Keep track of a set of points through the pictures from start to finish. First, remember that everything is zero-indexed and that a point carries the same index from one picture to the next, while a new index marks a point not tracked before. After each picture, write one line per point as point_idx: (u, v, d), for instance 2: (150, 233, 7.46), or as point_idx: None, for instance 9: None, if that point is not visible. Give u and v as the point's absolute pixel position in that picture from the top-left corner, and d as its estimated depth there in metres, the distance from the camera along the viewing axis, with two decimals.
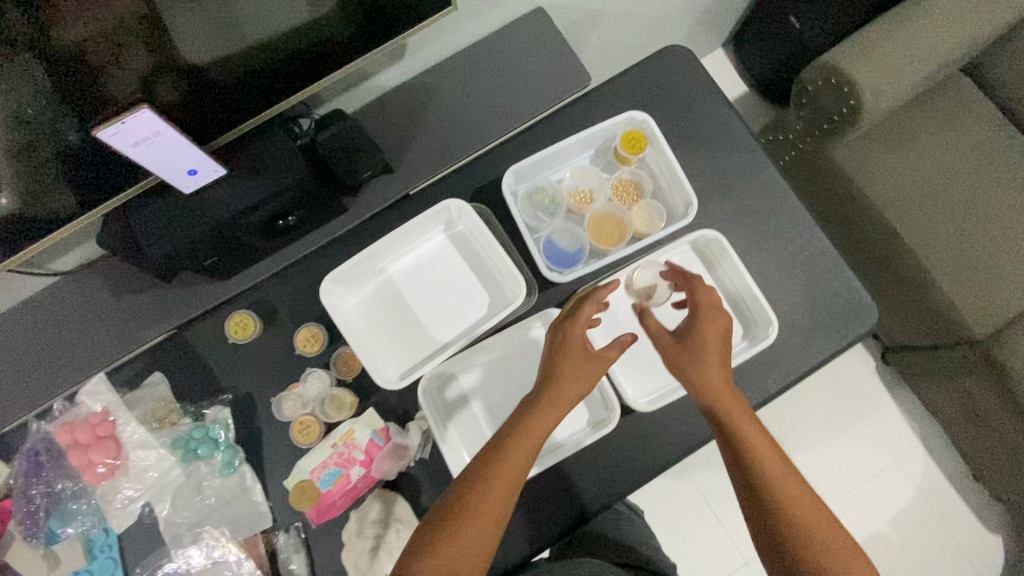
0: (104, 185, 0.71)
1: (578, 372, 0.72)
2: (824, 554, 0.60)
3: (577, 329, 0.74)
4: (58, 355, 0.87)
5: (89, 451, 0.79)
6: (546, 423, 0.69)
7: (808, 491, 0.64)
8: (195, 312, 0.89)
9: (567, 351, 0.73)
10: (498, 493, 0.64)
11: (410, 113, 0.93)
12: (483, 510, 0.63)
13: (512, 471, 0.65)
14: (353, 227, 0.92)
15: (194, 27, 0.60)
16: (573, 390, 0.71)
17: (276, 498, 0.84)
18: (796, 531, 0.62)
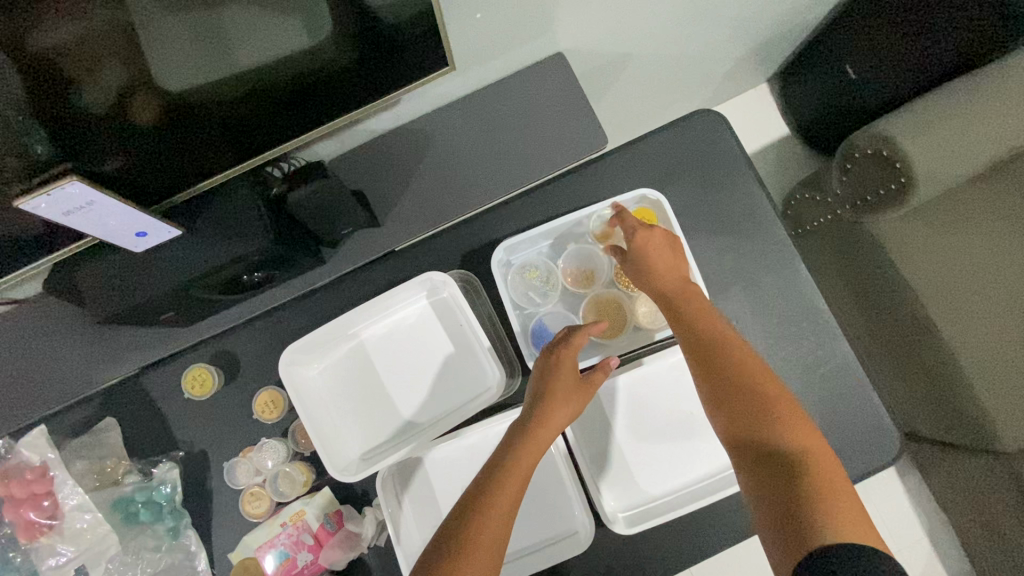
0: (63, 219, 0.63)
1: (573, 393, 0.68)
2: (790, 431, 0.58)
3: (568, 353, 0.71)
4: (6, 390, 0.81)
5: (22, 505, 0.73)
6: (554, 428, 0.65)
7: (752, 361, 0.64)
8: (150, 357, 0.82)
9: (558, 369, 0.69)
10: (517, 484, 0.60)
11: (405, 161, 0.84)
12: (501, 503, 0.58)
13: (528, 462, 0.61)
14: (329, 281, 0.84)
15: (173, 44, 0.52)
16: (569, 407, 0.67)
17: (221, 567, 0.79)
18: (754, 406, 0.60)
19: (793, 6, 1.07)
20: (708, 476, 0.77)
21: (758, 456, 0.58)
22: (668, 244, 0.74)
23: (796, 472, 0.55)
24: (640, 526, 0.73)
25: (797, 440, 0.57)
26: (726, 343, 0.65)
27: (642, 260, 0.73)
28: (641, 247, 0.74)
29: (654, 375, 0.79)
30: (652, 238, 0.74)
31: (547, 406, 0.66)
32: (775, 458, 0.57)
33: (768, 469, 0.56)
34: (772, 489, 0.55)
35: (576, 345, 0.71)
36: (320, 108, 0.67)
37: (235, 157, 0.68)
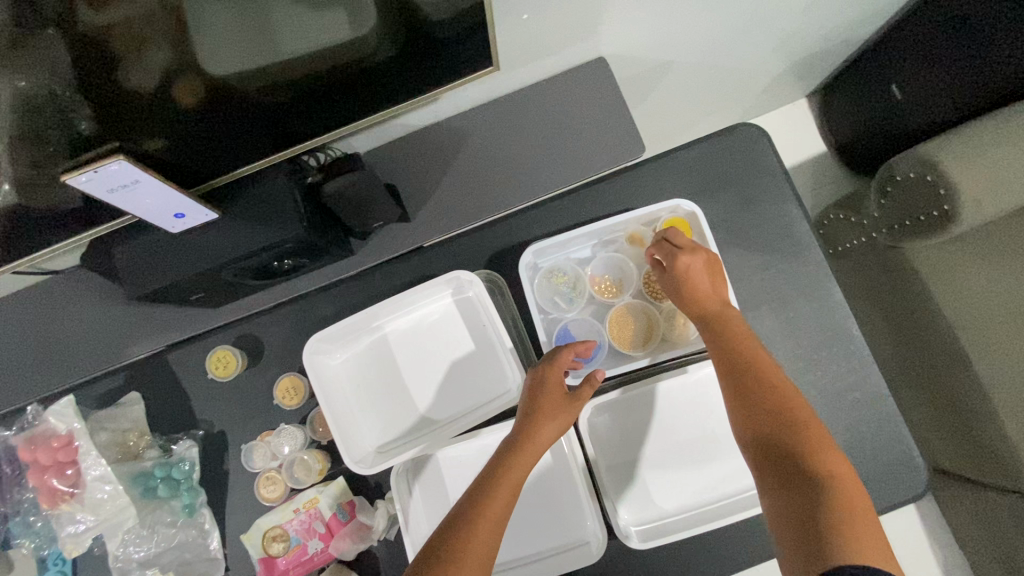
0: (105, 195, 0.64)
1: (559, 410, 0.67)
2: (814, 454, 0.56)
3: (553, 372, 0.69)
4: (40, 358, 0.84)
5: (47, 471, 0.75)
6: (539, 446, 0.64)
7: (784, 381, 0.62)
8: (180, 334, 0.84)
9: (545, 386, 0.68)
10: (505, 499, 0.59)
11: (439, 157, 0.84)
12: (492, 516, 0.57)
13: (514, 478, 0.60)
14: (358, 272, 0.85)
15: (220, 33, 0.53)
16: (554, 424, 0.66)
17: (232, 546, 0.80)
18: (778, 427, 0.59)
19: (841, 22, 1.05)
20: (727, 496, 0.76)
21: (778, 471, 0.57)
22: (710, 269, 0.71)
23: (818, 495, 0.53)
24: (653, 542, 0.72)
25: (819, 458, 0.56)
26: (756, 359, 0.64)
27: (682, 271, 0.70)
28: (684, 267, 0.70)
29: (677, 388, 0.78)
30: (698, 259, 0.70)
31: (532, 423, 0.65)
32: (799, 478, 0.55)
33: (786, 487, 0.55)
34: (793, 510, 0.54)
35: (561, 362, 0.70)
36: (357, 98, 0.67)
37: (272, 144, 0.68)
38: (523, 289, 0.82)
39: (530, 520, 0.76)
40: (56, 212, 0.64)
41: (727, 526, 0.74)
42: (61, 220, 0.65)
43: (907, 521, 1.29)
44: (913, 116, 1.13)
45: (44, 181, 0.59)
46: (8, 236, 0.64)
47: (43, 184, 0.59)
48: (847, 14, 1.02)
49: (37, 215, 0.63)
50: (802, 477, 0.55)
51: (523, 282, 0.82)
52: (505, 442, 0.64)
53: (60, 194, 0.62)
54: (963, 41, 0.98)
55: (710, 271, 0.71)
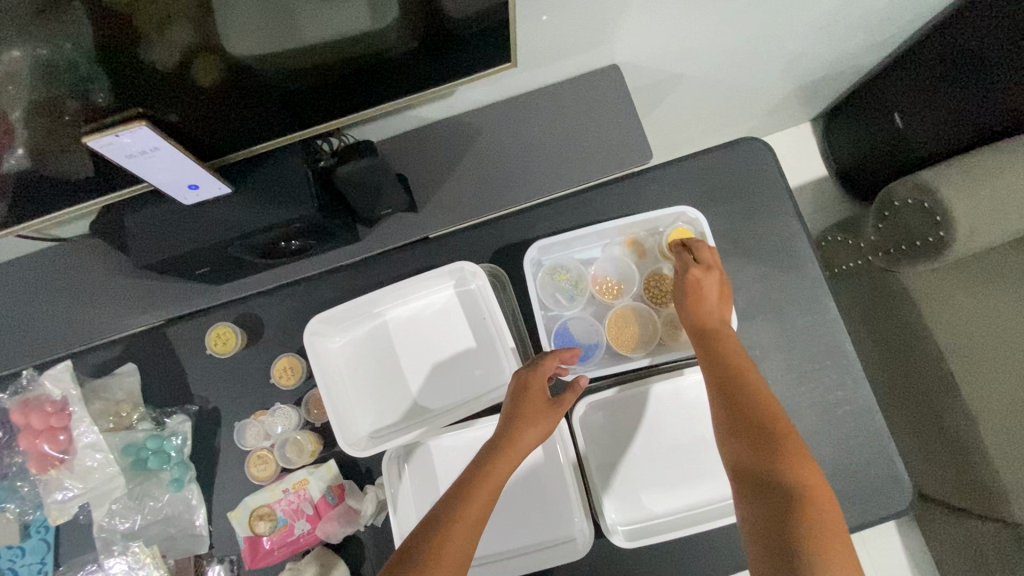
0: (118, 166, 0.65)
1: (541, 415, 0.66)
2: (793, 465, 0.56)
3: (537, 375, 0.69)
4: (38, 324, 0.85)
5: (39, 436, 0.75)
6: (520, 449, 0.63)
7: (771, 395, 0.62)
8: (183, 309, 0.85)
9: (529, 389, 0.68)
10: (484, 501, 0.58)
11: (450, 150, 0.86)
12: (467, 518, 0.57)
13: (495, 480, 0.59)
14: (363, 258, 0.86)
15: (248, 19, 0.54)
16: (537, 428, 0.65)
17: (219, 523, 0.80)
18: (758, 442, 0.59)
19: (849, 48, 1.08)
20: (714, 501, 0.76)
21: (756, 482, 0.57)
22: (719, 288, 0.73)
23: (792, 508, 0.54)
24: (642, 542, 0.73)
25: (800, 472, 0.56)
26: (746, 372, 0.64)
27: (691, 287, 0.72)
28: (695, 281, 0.72)
29: (670, 391, 0.79)
30: (709, 276, 0.73)
31: (514, 427, 0.64)
32: (774, 489, 0.55)
33: (762, 496, 0.56)
34: (764, 518, 0.55)
35: (544, 367, 0.70)
36: (374, 85, 0.68)
37: (288, 125, 0.69)
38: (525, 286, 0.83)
39: (520, 514, 0.77)
40: (73, 182, 0.66)
41: (713, 530, 0.75)
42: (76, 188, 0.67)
43: (889, 546, 1.30)
44: (912, 144, 1.15)
45: (59, 148, 0.60)
46: (18, 199, 0.65)
47: (58, 151, 0.61)
48: (855, 41, 1.05)
49: (48, 181, 0.64)
50: (778, 488, 0.55)
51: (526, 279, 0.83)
52: (486, 445, 0.63)
53: (74, 163, 0.63)
54: (966, 75, 1.01)
55: (721, 291, 0.73)
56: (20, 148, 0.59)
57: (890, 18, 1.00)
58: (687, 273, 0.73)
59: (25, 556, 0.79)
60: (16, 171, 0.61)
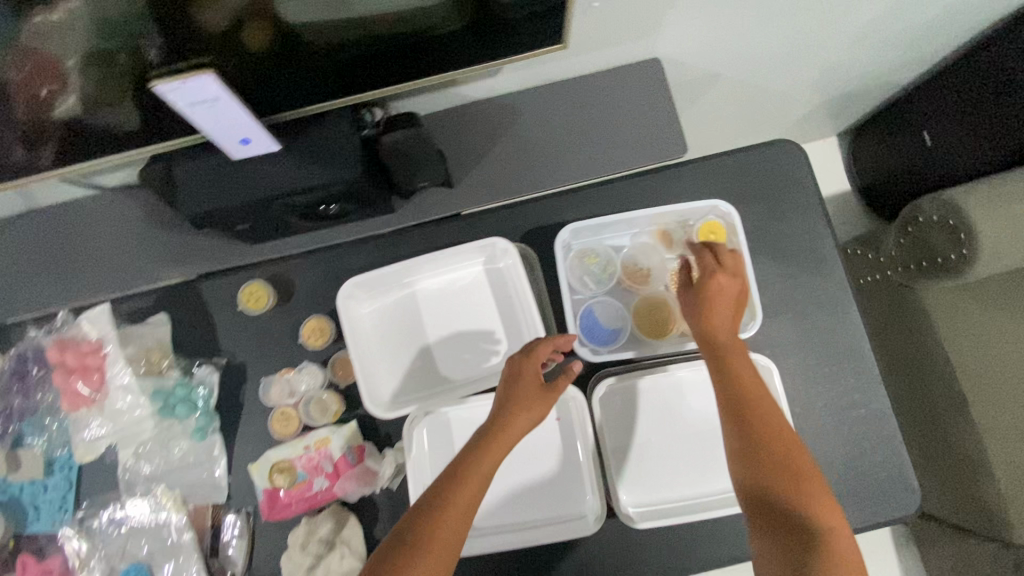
0: (166, 121, 0.67)
1: (535, 401, 0.69)
2: (814, 508, 0.60)
3: (531, 360, 0.71)
4: (77, 268, 0.87)
5: (73, 374, 0.78)
6: (510, 441, 0.66)
7: (781, 426, 0.65)
8: (218, 265, 0.87)
9: (522, 376, 0.70)
10: (469, 494, 0.62)
11: (489, 130, 0.87)
12: (456, 512, 0.60)
13: (478, 474, 0.63)
14: (396, 229, 0.88)
15: None
16: (529, 414, 0.68)
17: (238, 475, 0.81)
18: (770, 474, 0.62)
19: (886, 62, 1.09)
20: (724, 490, 0.78)
21: (777, 523, 0.60)
22: (734, 302, 0.73)
23: (812, 550, 0.58)
24: (651, 521, 0.75)
25: (819, 514, 0.60)
26: (764, 408, 0.66)
27: (705, 300, 0.73)
28: (711, 294, 0.72)
29: (689, 381, 0.81)
30: (728, 292, 0.73)
31: (507, 417, 0.67)
32: (798, 531, 0.59)
33: (785, 537, 0.59)
34: (785, 558, 0.58)
35: (538, 354, 0.71)
36: (419, 60, 0.70)
37: (334, 91, 0.71)
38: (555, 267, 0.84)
39: (534, 488, 0.79)
40: (122, 135, 0.68)
41: (723, 518, 0.77)
42: (124, 141, 0.69)
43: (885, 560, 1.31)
44: (939, 163, 1.16)
45: (109, 99, 0.62)
46: (66, 146, 0.67)
47: (109, 103, 0.63)
48: (892, 55, 1.06)
49: (95, 131, 0.66)
50: (799, 530, 0.59)
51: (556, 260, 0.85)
52: (478, 437, 0.66)
53: (123, 117, 0.65)
54: (998, 98, 1.02)
55: (735, 304, 0.73)
56: (72, 96, 0.61)
57: (930, 35, 1.01)
58: (704, 283, 0.73)
59: (48, 491, 0.81)
60: (68, 119, 0.64)
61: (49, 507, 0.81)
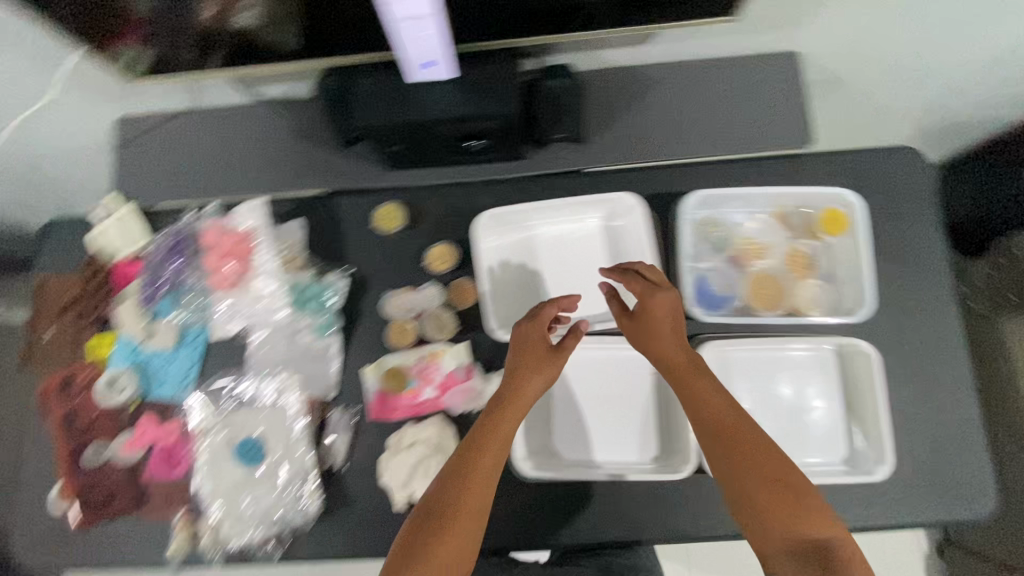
0: (329, 45, 0.72)
1: (546, 365, 0.73)
2: (815, 525, 0.62)
3: (536, 330, 0.75)
4: (227, 169, 0.95)
5: (228, 254, 0.87)
6: (496, 445, 0.68)
7: (758, 442, 0.67)
8: (354, 184, 0.93)
9: (526, 346, 0.75)
10: (466, 509, 0.64)
11: (625, 95, 0.91)
12: (454, 532, 0.63)
13: (484, 473, 0.66)
14: (522, 175, 0.93)
15: None
16: (540, 377, 0.72)
17: (348, 377, 0.87)
18: (766, 502, 0.64)
19: None
20: (804, 465, 0.82)
21: (793, 550, 0.62)
22: (676, 312, 0.74)
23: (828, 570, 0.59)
24: None
25: (821, 528, 0.62)
26: (744, 435, 0.67)
27: (645, 322, 0.74)
28: (650, 314, 0.74)
29: (785, 358, 0.84)
30: (661, 304, 0.74)
31: (517, 392, 0.71)
32: (812, 554, 0.61)
33: (805, 563, 0.61)
34: None
35: (544, 317, 0.76)
36: (580, 17, 0.71)
37: (500, 32, 0.72)
38: (674, 233, 0.86)
39: (624, 431, 0.85)
40: (279, 53, 0.74)
41: None
42: (283, 54, 0.74)
43: None
44: None
45: (279, 16, 0.68)
46: (231, 53, 0.73)
47: (278, 19, 0.68)
48: None
49: (258, 46, 0.73)
50: (811, 551, 0.61)
51: (677, 226, 0.86)
52: (453, 463, 0.67)
53: (282, 35, 0.71)
54: None
55: (676, 313, 0.74)
56: (247, 9, 0.66)
57: None
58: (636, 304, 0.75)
59: (174, 363, 0.89)
60: (237, 28, 0.69)
61: (173, 376, 0.88)
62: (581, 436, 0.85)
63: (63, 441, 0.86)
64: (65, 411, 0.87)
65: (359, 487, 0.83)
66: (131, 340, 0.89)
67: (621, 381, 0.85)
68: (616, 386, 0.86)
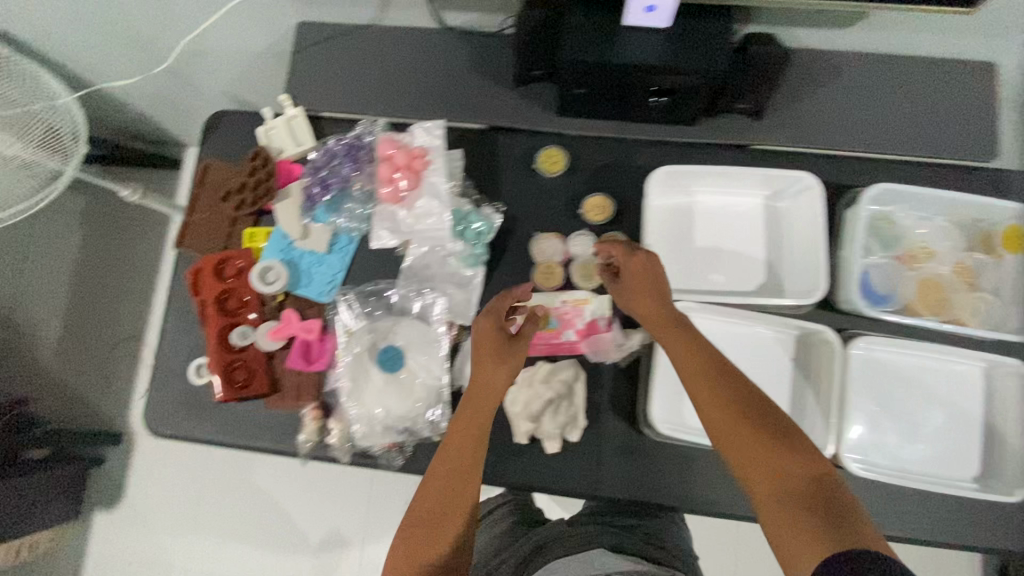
0: None
1: (504, 358, 0.72)
2: (789, 465, 0.60)
3: (486, 324, 0.74)
4: (396, 87, 0.96)
5: (398, 170, 0.88)
6: (471, 424, 0.69)
7: (752, 397, 0.65)
8: (519, 123, 0.94)
9: (476, 346, 0.74)
10: (445, 476, 0.67)
11: (808, 78, 0.89)
12: (433, 502, 0.66)
13: (466, 425, 0.69)
14: (687, 142, 0.92)
15: None
16: (497, 367, 0.71)
17: (487, 308, 0.89)
18: (745, 457, 0.62)
19: None
20: (933, 474, 0.82)
21: (782, 502, 0.58)
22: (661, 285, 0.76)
23: (816, 516, 0.55)
24: (873, 472, 0.78)
25: (802, 468, 0.60)
26: (731, 387, 0.66)
27: (631, 291, 0.77)
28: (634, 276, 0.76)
29: (933, 366, 0.84)
30: (641, 262, 0.77)
31: (475, 383, 0.72)
32: (801, 504, 0.57)
33: (795, 512, 0.57)
34: (795, 532, 0.55)
35: (501, 304, 0.76)
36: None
37: None
38: (843, 224, 0.85)
39: None
40: None
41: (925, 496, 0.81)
42: None
43: None
44: None
45: None
46: None
47: None
48: None
49: None
50: (798, 501, 0.57)
51: (852, 216, 0.84)
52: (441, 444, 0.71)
53: None
54: None
55: (654, 275, 0.76)
56: None
57: None
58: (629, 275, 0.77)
59: (322, 266, 0.92)
60: None
61: (319, 278, 0.92)
62: None
63: (213, 319, 0.89)
64: (218, 291, 0.90)
65: None
66: (286, 236, 0.92)
67: (760, 361, 0.86)
68: (754, 364, 0.86)
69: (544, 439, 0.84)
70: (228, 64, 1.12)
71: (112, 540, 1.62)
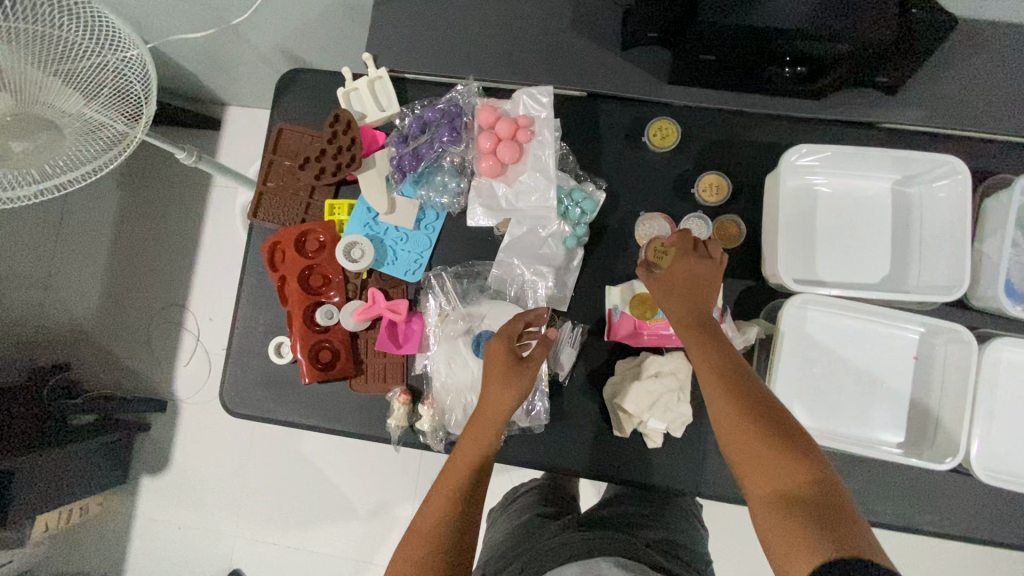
0: None
1: (511, 371, 0.71)
2: (794, 465, 0.57)
3: (500, 341, 0.73)
4: (486, 46, 0.86)
5: (500, 141, 0.81)
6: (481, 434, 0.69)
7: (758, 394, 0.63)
8: (624, 91, 0.85)
9: (491, 355, 0.73)
10: (449, 478, 0.66)
11: (964, 46, 0.78)
12: (431, 501, 0.65)
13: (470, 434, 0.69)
14: (809, 118, 0.84)
15: None
16: (506, 382, 0.70)
17: (584, 293, 0.85)
18: (754, 460, 0.60)
19: None
20: None
21: (777, 500, 0.56)
22: (694, 281, 0.71)
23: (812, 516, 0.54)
24: (1003, 479, 0.75)
25: (809, 472, 0.57)
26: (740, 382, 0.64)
27: (664, 291, 0.72)
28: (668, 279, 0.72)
29: None
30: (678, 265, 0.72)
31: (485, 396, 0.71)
32: (796, 502, 0.55)
33: (790, 510, 0.55)
34: (786, 529, 0.54)
35: (515, 324, 0.75)
36: None
37: None
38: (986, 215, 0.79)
39: (876, 410, 0.80)
40: None
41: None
42: None
43: None
44: None
45: None
46: None
47: None
48: None
49: None
50: (798, 501, 0.55)
51: (995, 207, 0.77)
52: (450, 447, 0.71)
53: None
54: None
55: (691, 277, 0.71)
56: None
57: None
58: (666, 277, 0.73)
59: (407, 244, 0.87)
60: None
61: (404, 257, 0.87)
62: (829, 406, 0.80)
63: (295, 297, 0.84)
64: (303, 266, 0.84)
65: (580, 402, 0.83)
66: (371, 210, 0.86)
67: (880, 359, 0.80)
68: (874, 362, 0.80)
69: (645, 434, 0.80)
70: (289, 15, 1.02)
71: (149, 512, 1.53)
